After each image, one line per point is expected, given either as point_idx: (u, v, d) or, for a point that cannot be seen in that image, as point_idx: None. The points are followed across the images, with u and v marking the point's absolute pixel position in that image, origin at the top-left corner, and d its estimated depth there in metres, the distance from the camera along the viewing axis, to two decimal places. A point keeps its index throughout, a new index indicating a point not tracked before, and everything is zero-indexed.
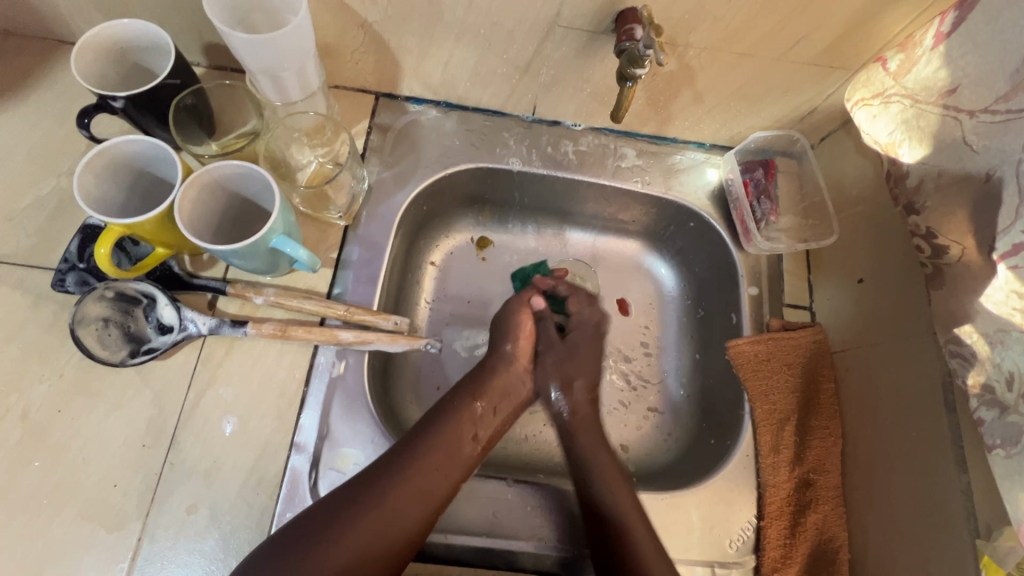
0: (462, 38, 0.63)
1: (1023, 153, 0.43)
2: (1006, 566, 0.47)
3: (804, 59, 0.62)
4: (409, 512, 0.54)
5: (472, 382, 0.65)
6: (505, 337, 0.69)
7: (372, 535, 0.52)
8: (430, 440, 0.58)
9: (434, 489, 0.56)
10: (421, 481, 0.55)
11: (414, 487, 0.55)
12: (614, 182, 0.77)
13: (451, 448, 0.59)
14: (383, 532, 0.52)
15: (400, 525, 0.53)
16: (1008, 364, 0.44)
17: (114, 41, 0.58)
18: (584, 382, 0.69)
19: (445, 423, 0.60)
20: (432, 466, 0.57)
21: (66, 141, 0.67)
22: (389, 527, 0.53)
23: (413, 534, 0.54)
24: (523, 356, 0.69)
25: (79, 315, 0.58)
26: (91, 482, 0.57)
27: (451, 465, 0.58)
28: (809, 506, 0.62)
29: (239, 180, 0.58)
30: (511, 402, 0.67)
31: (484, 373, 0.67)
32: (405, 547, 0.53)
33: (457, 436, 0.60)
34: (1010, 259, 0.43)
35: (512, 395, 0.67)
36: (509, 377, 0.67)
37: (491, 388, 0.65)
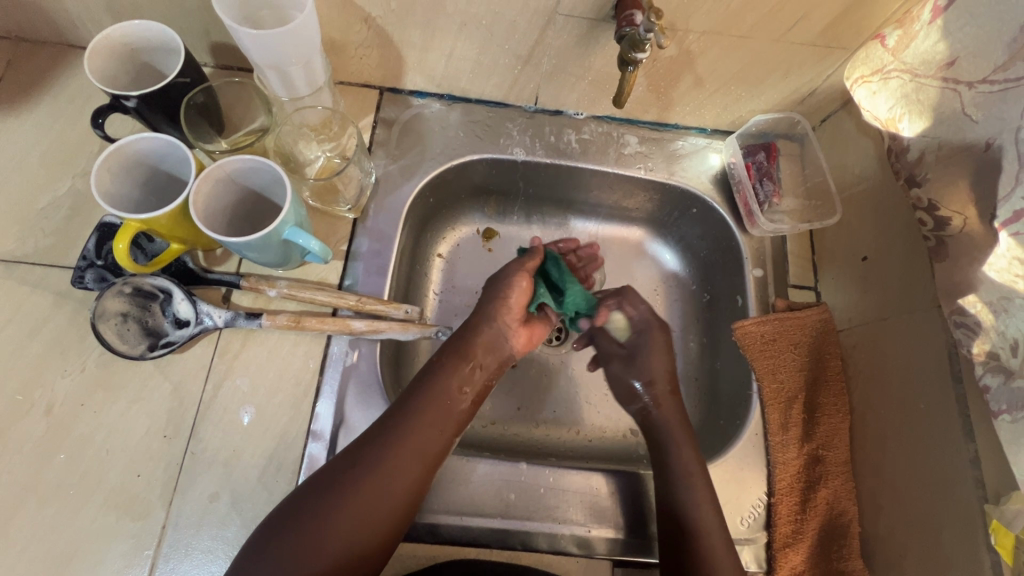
0: (464, 29, 0.64)
1: (1021, 121, 0.43)
2: (1013, 528, 0.47)
3: (803, 39, 0.63)
4: (409, 473, 0.55)
5: (457, 342, 0.63)
6: (492, 297, 0.66)
7: (379, 500, 0.53)
8: (427, 398, 0.58)
9: (431, 447, 0.57)
10: (421, 442, 0.56)
11: (412, 446, 0.55)
12: (617, 169, 0.78)
13: (444, 404, 0.59)
14: (388, 494, 0.53)
15: (401, 487, 0.54)
16: (1013, 331, 0.45)
17: (126, 42, 0.60)
18: (664, 378, 0.69)
19: (437, 379, 0.60)
20: (429, 424, 0.57)
21: (79, 142, 0.68)
22: (393, 489, 0.54)
23: (415, 495, 0.55)
24: (512, 314, 0.66)
25: (99, 309, 0.59)
26: (116, 473, 0.58)
27: (446, 420, 0.59)
28: (817, 480, 0.63)
29: (247, 173, 0.59)
30: (497, 357, 0.65)
31: (469, 330, 0.64)
32: (408, 508, 0.55)
33: (450, 392, 0.60)
34: (1012, 226, 0.44)
35: (500, 350, 0.65)
36: (496, 333, 0.65)
37: (477, 345, 0.64)
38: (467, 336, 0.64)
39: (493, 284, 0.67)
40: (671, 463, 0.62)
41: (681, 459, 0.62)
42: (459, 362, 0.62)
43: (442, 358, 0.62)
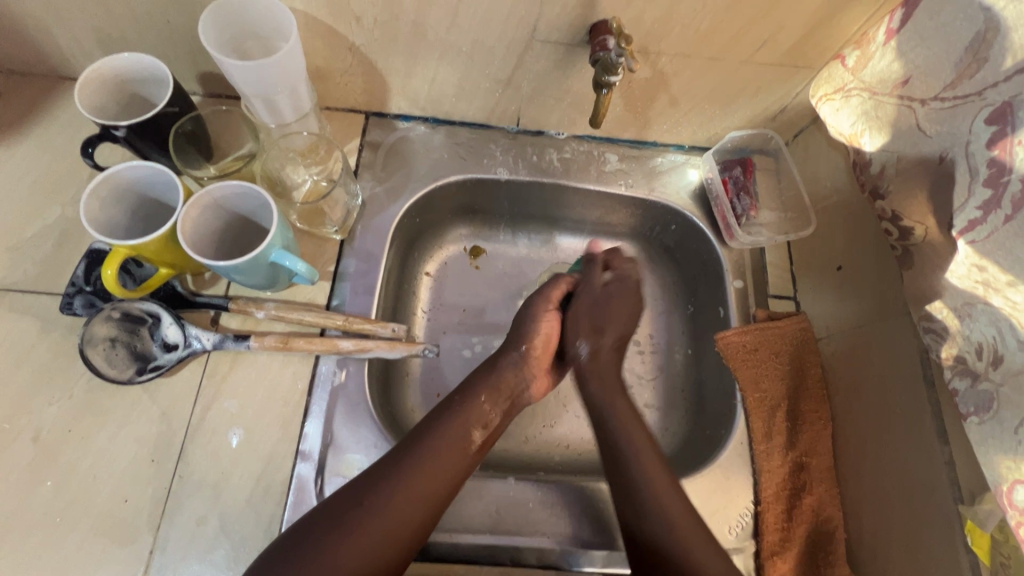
0: (445, 55, 0.67)
1: (971, 135, 0.45)
2: (987, 527, 0.49)
3: (770, 60, 0.65)
4: (418, 503, 0.55)
5: (481, 383, 0.65)
6: (518, 340, 0.68)
7: (382, 528, 0.53)
8: (442, 433, 0.59)
9: (440, 485, 0.57)
10: (429, 471, 0.57)
11: (424, 477, 0.56)
12: (598, 186, 0.80)
13: (459, 444, 0.60)
14: (395, 521, 0.54)
15: (409, 514, 0.54)
16: (976, 335, 0.46)
17: (116, 74, 0.61)
18: (613, 333, 0.70)
19: (459, 417, 0.61)
20: (445, 457, 0.58)
21: (69, 171, 0.70)
22: (399, 515, 0.54)
23: (421, 526, 0.55)
24: (536, 358, 0.69)
25: (87, 335, 0.60)
26: (102, 498, 0.58)
27: (458, 462, 0.59)
28: (805, 490, 0.64)
29: (234, 199, 0.60)
30: (515, 402, 0.67)
31: (493, 373, 0.66)
32: (415, 536, 0.55)
33: (467, 432, 0.61)
34: (968, 235, 0.45)
35: (518, 395, 0.67)
36: (518, 377, 0.67)
37: (497, 388, 0.65)
38: (489, 377, 0.66)
39: (524, 322, 0.70)
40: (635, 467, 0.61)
41: (648, 463, 0.61)
42: (480, 402, 0.63)
43: (465, 398, 0.63)
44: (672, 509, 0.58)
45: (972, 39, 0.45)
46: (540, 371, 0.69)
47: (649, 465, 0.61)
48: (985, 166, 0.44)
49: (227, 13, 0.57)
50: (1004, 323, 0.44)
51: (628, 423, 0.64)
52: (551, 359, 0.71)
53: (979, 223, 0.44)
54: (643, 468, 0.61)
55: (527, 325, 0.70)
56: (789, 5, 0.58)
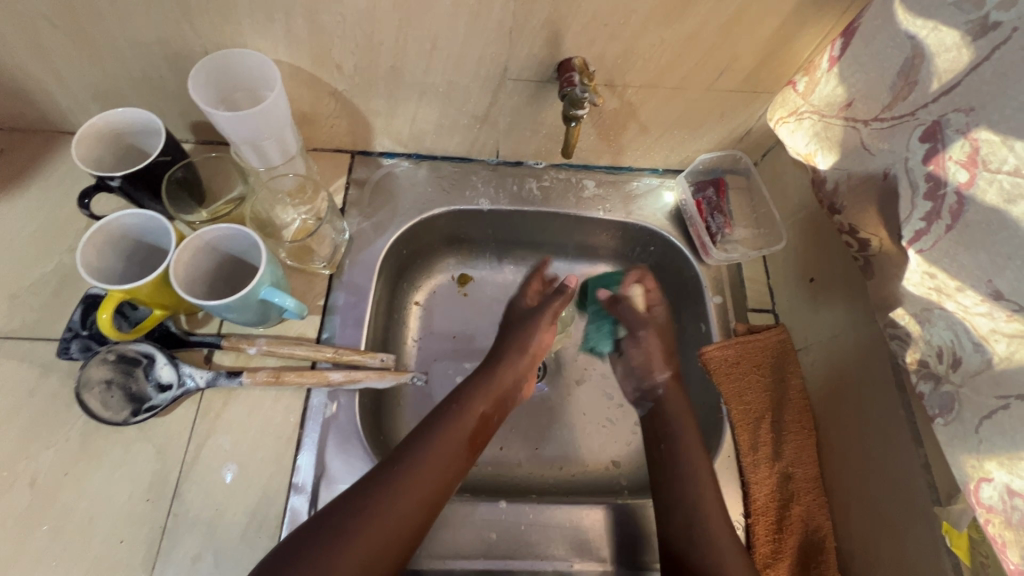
0: (423, 95, 0.70)
1: (909, 152, 0.48)
2: (961, 527, 0.50)
3: (728, 87, 0.69)
4: (419, 504, 0.57)
5: (474, 386, 0.69)
6: (519, 346, 0.74)
7: (380, 527, 0.54)
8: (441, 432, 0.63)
9: (436, 480, 0.59)
10: (430, 467, 0.59)
11: (424, 476, 0.58)
12: (577, 212, 0.83)
13: (459, 442, 0.63)
14: (394, 520, 0.55)
15: (408, 517, 0.56)
16: (937, 339, 0.48)
17: (111, 128, 0.65)
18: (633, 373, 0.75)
19: (461, 414, 0.65)
20: (446, 456, 0.61)
21: (67, 220, 0.73)
22: (401, 514, 0.56)
23: (419, 526, 0.57)
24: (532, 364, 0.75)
25: (83, 379, 0.62)
26: (98, 541, 0.59)
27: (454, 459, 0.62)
28: (791, 497, 0.65)
29: (224, 240, 0.63)
30: (509, 403, 0.71)
31: (489, 377, 0.71)
32: (414, 534, 0.56)
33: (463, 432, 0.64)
34: (917, 245, 0.48)
35: (513, 396, 0.71)
36: (516, 381, 0.72)
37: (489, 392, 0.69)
38: (486, 382, 0.70)
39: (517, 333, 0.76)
40: (683, 471, 0.65)
41: (702, 472, 0.64)
42: (478, 403, 0.67)
43: (465, 397, 0.67)
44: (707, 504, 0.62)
45: (902, 64, 0.48)
46: (530, 373, 0.75)
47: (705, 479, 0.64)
48: (924, 180, 0.47)
49: (215, 69, 0.62)
50: (959, 326, 0.45)
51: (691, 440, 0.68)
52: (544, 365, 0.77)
53: (924, 234, 0.47)
54: (698, 480, 0.64)
55: (524, 338, 0.75)
56: (740, 38, 0.62)
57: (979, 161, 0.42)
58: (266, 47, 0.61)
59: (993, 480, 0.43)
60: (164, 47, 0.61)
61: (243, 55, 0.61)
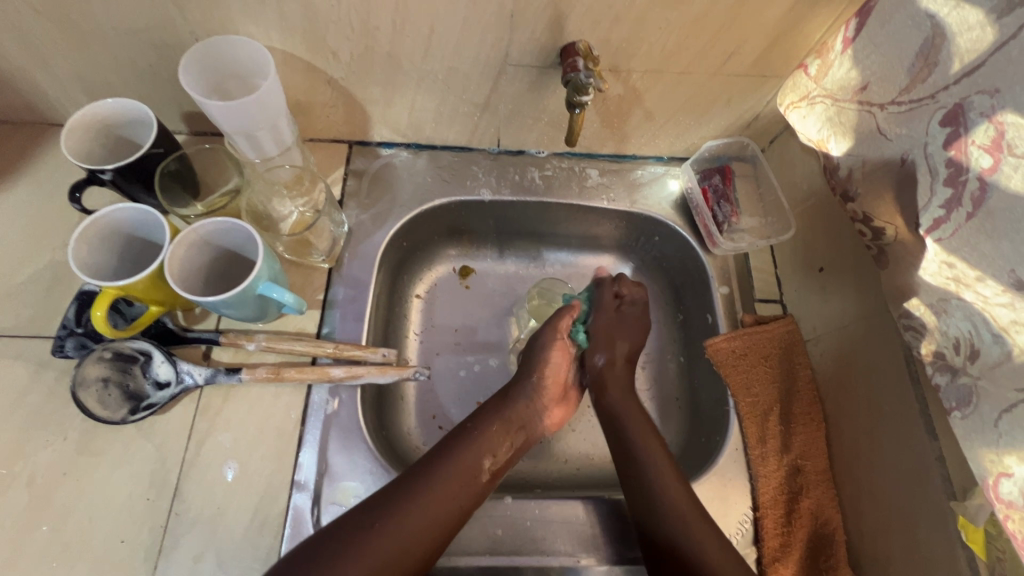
0: (422, 83, 0.68)
1: (929, 137, 0.46)
2: (978, 522, 0.49)
3: (737, 71, 0.67)
4: (427, 529, 0.55)
5: (498, 408, 0.66)
6: (530, 371, 0.69)
7: (386, 555, 0.52)
8: (458, 461, 0.59)
9: (446, 516, 0.56)
10: (443, 489, 0.57)
11: (434, 503, 0.56)
12: (581, 201, 0.81)
13: (470, 472, 0.59)
14: (401, 549, 0.53)
15: (414, 547, 0.53)
16: (953, 331, 0.47)
17: (101, 118, 0.63)
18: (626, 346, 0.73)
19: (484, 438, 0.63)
20: (459, 478, 0.59)
21: (60, 215, 0.71)
22: (407, 541, 0.53)
23: (427, 555, 0.54)
24: (548, 392, 0.70)
25: (79, 377, 0.61)
26: (98, 541, 0.58)
27: (468, 490, 0.59)
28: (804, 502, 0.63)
29: (221, 234, 0.61)
30: (529, 433, 0.67)
31: (507, 403, 0.67)
32: (423, 560, 0.54)
33: (480, 460, 0.61)
34: (934, 233, 0.46)
35: (531, 426, 0.67)
36: (531, 409, 0.67)
37: (512, 415, 0.66)
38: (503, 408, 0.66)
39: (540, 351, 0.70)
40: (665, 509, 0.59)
41: (675, 491, 0.60)
42: (495, 430, 0.64)
43: (486, 418, 0.65)
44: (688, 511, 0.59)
45: (921, 45, 0.46)
46: (556, 403, 0.70)
47: (679, 498, 0.60)
48: (944, 166, 0.45)
49: (207, 56, 0.60)
50: (978, 318, 0.44)
51: (660, 466, 0.62)
52: (562, 389, 0.72)
53: (943, 222, 0.45)
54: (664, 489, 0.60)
55: (540, 355, 0.70)
56: (750, 19, 0.60)
57: (1004, 146, 0.40)
58: (259, 33, 0.59)
59: (1012, 475, 0.42)
60: (154, 35, 0.59)
61: (235, 41, 0.59)
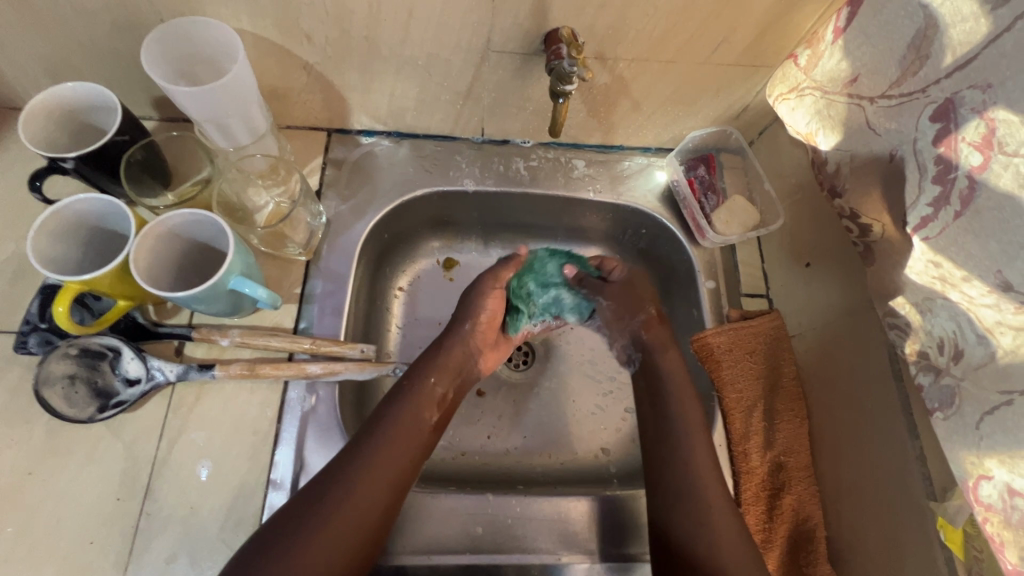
0: (402, 69, 0.66)
1: (918, 133, 0.45)
2: (957, 523, 0.49)
3: (726, 60, 0.66)
4: (381, 484, 0.55)
5: (427, 361, 0.65)
6: (462, 317, 0.69)
7: (345, 519, 0.51)
8: (398, 415, 0.59)
9: (399, 467, 0.56)
10: (388, 448, 0.57)
11: (383, 463, 0.55)
12: (566, 193, 0.80)
13: (413, 425, 0.59)
14: (357, 511, 0.52)
15: (373, 504, 0.53)
16: (938, 330, 0.46)
17: (63, 104, 0.60)
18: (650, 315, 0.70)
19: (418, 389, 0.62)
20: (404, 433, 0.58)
21: (23, 205, 0.68)
22: (368, 493, 0.54)
23: (387, 509, 0.54)
24: (481, 335, 0.69)
25: (43, 374, 0.58)
26: (67, 542, 0.56)
27: (414, 440, 0.59)
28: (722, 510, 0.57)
29: (189, 226, 0.59)
30: (462, 377, 0.67)
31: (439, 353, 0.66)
32: (383, 515, 0.54)
33: (420, 412, 0.60)
34: (922, 232, 0.45)
35: (465, 372, 0.67)
36: (464, 354, 0.67)
37: (444, 365, 0.65)
38: (433, 359, 0.66)
39: (472, 293, 0.70)
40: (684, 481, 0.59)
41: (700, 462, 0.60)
42: (428, 383, 0.63)
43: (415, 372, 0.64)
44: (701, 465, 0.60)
45: (914, 36, 0.45)
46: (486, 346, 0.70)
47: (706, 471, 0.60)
48: (933, 164, 0.44)
49: (172, 39, 0.57)
50: (963, 318, 0.43)
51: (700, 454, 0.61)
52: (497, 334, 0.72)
53: (930, 220, 0.44)
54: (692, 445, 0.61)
55: (468, 303, 0.69)
56: (739, 7, 0.58)
57: (995, 143, 0.39)
58: (227, 15, 0.56)
59: (993, 478, 0.41)
60: (117, 17, 0.56)
61: (201, 23, 0.56)
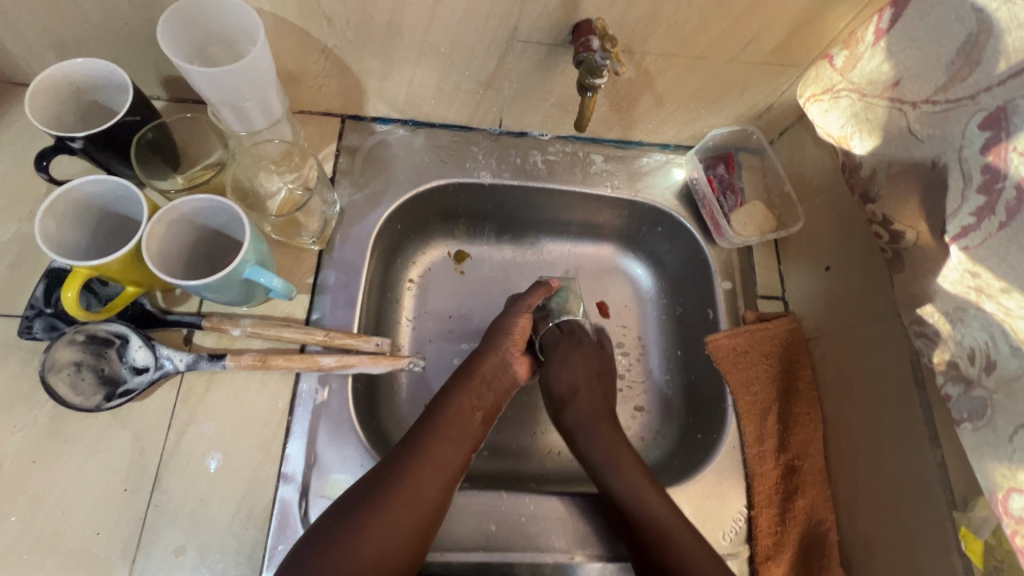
0: (424, 57, 0.64)
1: (962, 139, 0.44)
2: (981, 534, 0.49)
3: (755, 59, 0.64)
4: (431, 481, 0.58)
5: (467, 368, 0.68)
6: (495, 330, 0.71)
7: (398, 511, 0.55)
8: (444, 415, 0.63)
9: (449, 462, 0.60)
10: (412, 489, 0.57)
11: (432, 460, 0.59)
12: (584, 188, 0.79)
13: (459, 426, 0.63)
14: (407, 507, 0.56)
15: (426, 500, 0.57)
16: (969, 341, 0.46)
17: (70, 81, 0.58)
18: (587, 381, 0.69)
19: (451, 419, 0.63)
20: (429, 472, 0.58)
21: (26, 184, 0.66)
22: (420, 488, 0.57)
23: (439, 502, 0.58)
24: (515, 342, 0.70)
25: (49, 362, 0.56)
26: (73, 533, 0.55)
27: (462, 438, 0.62)
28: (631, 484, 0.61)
29: (203, 213, 0.57)
30: (504, 382, 0.69)
31: (477, 360, 0.68)
32: (434, 509, 0.57)
33: (466, 412, 0.64)
34: (961, 241, 0.45)
35: (503, 378, 0.69)
36: (501, 360, 0.69)
37: (484, 372, 0.68)
38: (471, 367, 0.68)
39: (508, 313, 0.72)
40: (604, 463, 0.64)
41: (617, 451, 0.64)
42: (472, 386, 0.66)
43: (446, 401, 0.65)
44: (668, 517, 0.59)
45: (964, 41, 0.44)
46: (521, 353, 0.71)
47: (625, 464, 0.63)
48: (979, 172, 0.43)
49: (189, 17, 0.54)
50: (997, 329, 0.43)
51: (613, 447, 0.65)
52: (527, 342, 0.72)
53: (971, 230, 0.44)
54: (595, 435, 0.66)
55: (506, 320, 0.71)
56: (775, 4, 0.56)
57: None
58: None
59: None
60: None
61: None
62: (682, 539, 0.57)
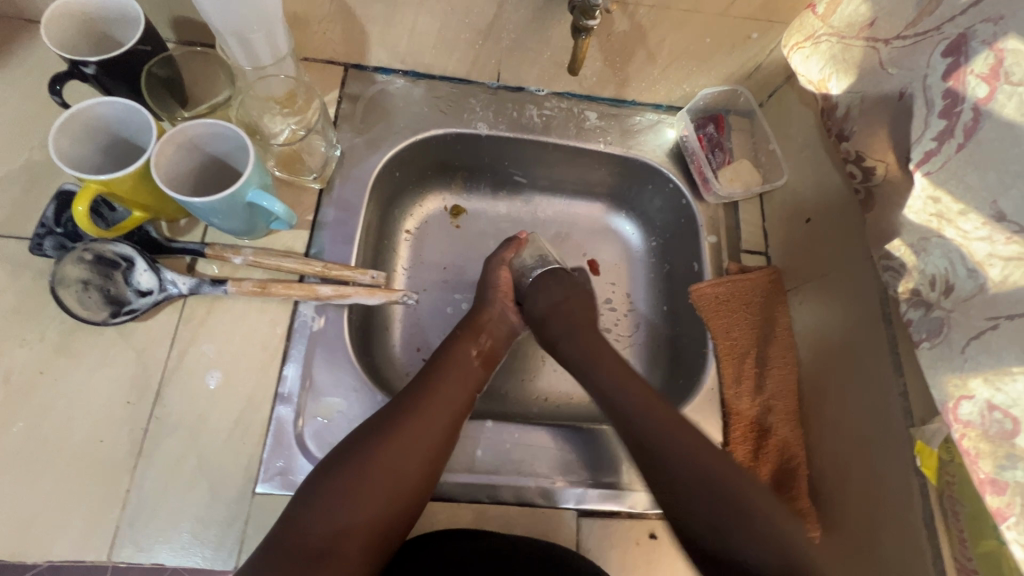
0: (424, 3, 0.67)
1: (928, 69, 0.47)
2: (933, 445, 0.51)
3: (744, 14, 0.67)
4: (440, 413, 0.60)
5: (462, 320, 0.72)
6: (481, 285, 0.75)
7: (411, 440, 0.57)
8: (447, 358, 0.66)
9: (456, 399, 0.63)
10: (423, 420, 0.59)
11: (439, 395, 0.62)
12: (577, 143, 0.81)
13: (463, 367, 0.66)
14: (419, 437, 0.58)
15: (435, 430, 0.59)
16: (931, 268, 0.48)
17: (85, 11, 0.60)
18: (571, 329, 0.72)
19: (453, 364, 0.65)
20: (438, 404, 0.61)
21: (37, 114, 0.68)
22: (430, 419, 0.59)
23: (448, 434, 0.60)
24: (504, 293, 0.75)
25: (58, 276, 0.60)
26: (78, 438, 0.58)
27: (467, 378, 0.65)
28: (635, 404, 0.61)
29: (210, 138, 0.59)
30: (498, 331, 0.72)
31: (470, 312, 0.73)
32: (444, 440, 0.59)
33: (467, 354, 0.67)
34: (924, 167, 0.48)
35: (495, 328, 0.73)
36: (491, 311, 0.73)
37: (480, 321, 0.72)
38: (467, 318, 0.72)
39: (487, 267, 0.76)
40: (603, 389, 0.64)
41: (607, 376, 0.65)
42: (471, 334, 0.70)
43: (449, 348, 0.68)
44: (678, 431, 0.58)
45: None
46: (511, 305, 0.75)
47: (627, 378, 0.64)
48: (941, 98, 0.46)
49: None
50: (955, 254, 0.46)
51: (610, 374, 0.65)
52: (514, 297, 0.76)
53: (934, 154, 0.47)
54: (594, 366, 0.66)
55: (488, 275, 0.75)
56: None
57: (1002, 74, 0.41)
58: None
59: (973, 398, 0.44)
60: None
61: None
62: (695, 449, 0.57)
